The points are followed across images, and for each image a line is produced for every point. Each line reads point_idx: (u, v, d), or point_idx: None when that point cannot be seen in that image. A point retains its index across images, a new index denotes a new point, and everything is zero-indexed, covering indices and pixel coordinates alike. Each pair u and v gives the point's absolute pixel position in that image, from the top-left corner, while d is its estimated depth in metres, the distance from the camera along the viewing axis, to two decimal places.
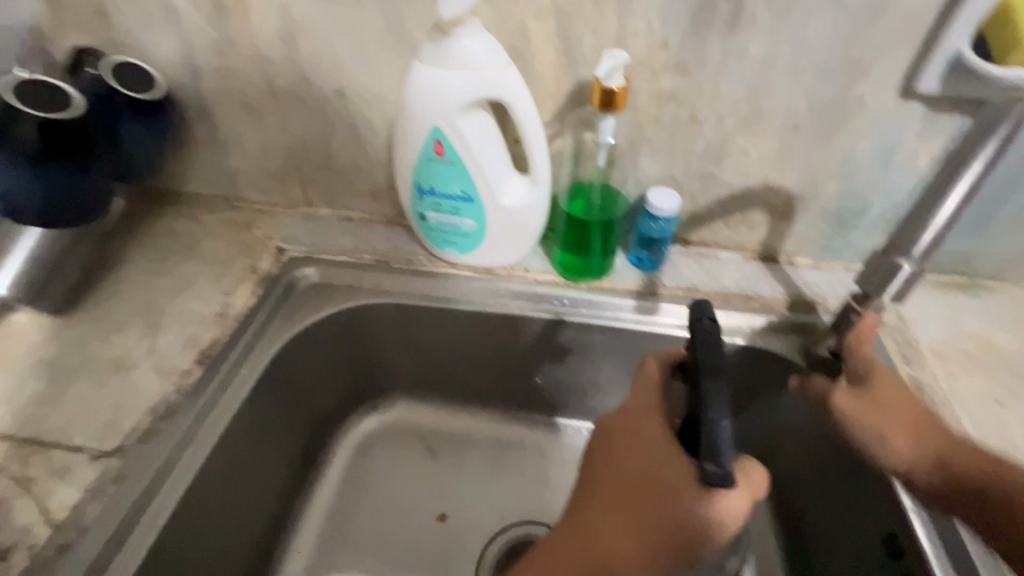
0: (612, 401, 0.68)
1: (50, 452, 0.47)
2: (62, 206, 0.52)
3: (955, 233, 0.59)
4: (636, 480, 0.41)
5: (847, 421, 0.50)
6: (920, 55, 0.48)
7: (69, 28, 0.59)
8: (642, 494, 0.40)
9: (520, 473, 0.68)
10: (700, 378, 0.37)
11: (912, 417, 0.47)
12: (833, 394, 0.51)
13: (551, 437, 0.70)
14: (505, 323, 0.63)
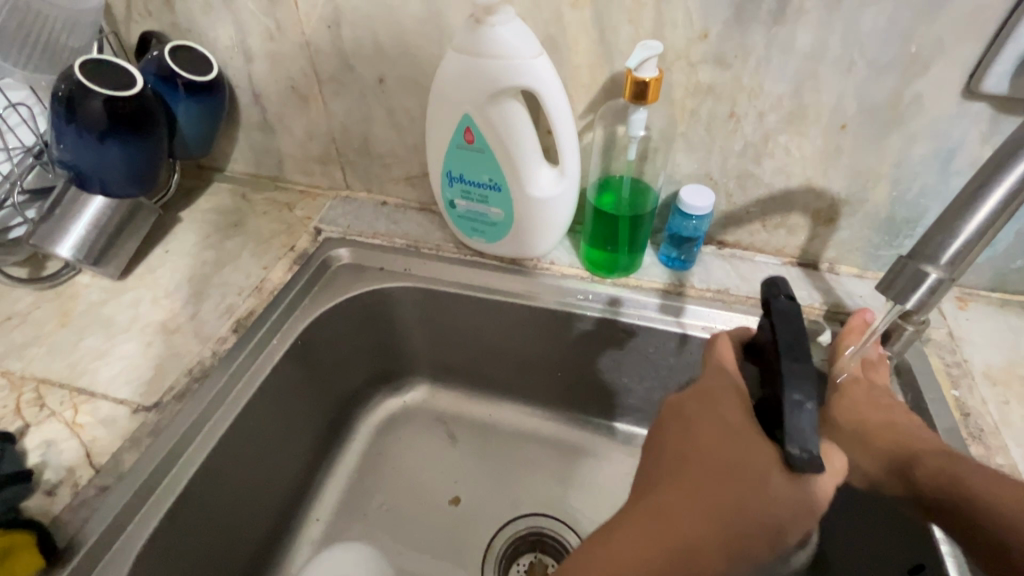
0: (633, 402, 0.66)
1: (98, 401, 0.51)
2: (123, 178, 0.57)
3: (1022, 248, 0.54)
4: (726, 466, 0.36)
5: None
6: (987, 51, 0.44)
7: (140, 14, 0.63)
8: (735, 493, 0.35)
9: (537, 466, 0.68)
10: (781, 360, 0.35)
11: (868, 430, 0.45)
12: None
13: (580, 435, 0.69)
14: (529, 314, 0.63)
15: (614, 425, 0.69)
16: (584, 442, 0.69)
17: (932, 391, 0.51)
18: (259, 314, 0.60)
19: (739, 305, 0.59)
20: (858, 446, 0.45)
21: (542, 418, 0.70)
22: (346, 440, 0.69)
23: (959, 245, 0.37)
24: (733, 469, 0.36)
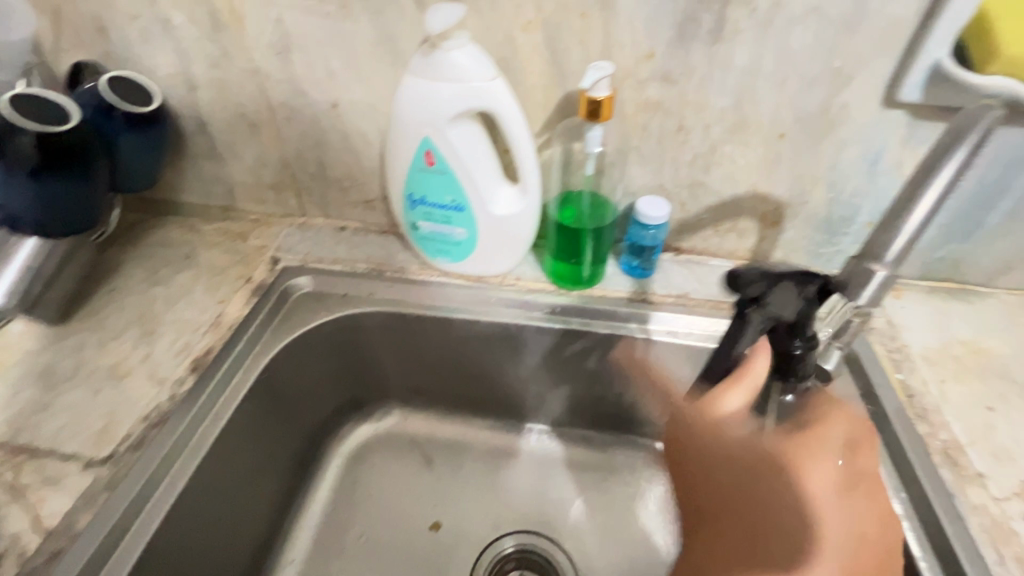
0: (608, 408, 0.67)
1: (43, 459, 0.47)
2: (59, 216, 0.53)
3: (944, 239, 0.60)
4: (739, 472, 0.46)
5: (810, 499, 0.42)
6: (901, 64, 0.49)
7: (69, 43, 0.60)
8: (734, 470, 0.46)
9: (517, 481, 0.68)
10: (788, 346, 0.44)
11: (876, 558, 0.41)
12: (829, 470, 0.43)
13: (587, 452, 0.69)
14: (502, 332, 0.63)
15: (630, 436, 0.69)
16: (568, 457, 0.69)
17: (879, 377, 0.54)
18: (219, 351, 0.57)
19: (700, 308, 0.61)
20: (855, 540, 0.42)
21: (523, 436, 0.70)
22: (317, 474, 0.66)
23: (901, 244, 0.39)
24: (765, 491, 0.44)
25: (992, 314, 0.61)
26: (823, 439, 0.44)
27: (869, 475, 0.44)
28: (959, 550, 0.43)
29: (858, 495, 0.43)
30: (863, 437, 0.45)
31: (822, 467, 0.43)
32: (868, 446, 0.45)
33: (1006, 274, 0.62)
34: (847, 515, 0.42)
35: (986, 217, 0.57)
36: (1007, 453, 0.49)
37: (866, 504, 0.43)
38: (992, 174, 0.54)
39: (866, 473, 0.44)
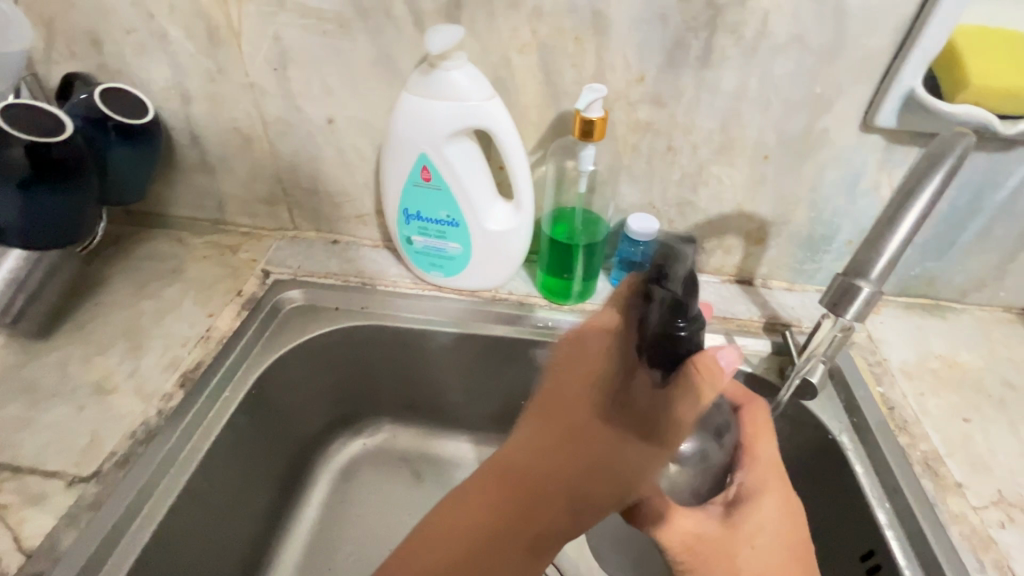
0: None
1: (24, 477, 0.46)
2: (47, 229, 0.52)
3: (919, 258, 0.62)
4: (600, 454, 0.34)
5: (746, 510, 0.40)
6: (877, 91, 0.51)
7: (62, 54, 0.60)
8: (549, 456, 0.34)
9: None
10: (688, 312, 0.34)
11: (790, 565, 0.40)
12: (754, 497, 0.41)
13: None
14: (495, 347, 0.63)
15: None
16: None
17: (862, 389, 0.56)
18: (208, 365, 0.56)
19: None
20: (773, 544, 0.40)
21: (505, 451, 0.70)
22: (305, 490, 0.65)
23: (886, 262, 0.42)
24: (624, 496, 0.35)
25: (965, 329, 0.64)
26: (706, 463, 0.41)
27: (772, 466, 0.43)
28: (943, 558, 0.44)
29: (767, 496, 0.41)
30: (749, 431, 0.44)
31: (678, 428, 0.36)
32: (766, 426, 0.45)
33: (977, 291, 0.65)
34: (767, 537, 0.40)
35: (958, 237, 0.60)
36: (982, 464, 0.51)
37: (784, 504, 0.41)
38: (962, 197, 0.57)
39: (768, 478, 0.42)
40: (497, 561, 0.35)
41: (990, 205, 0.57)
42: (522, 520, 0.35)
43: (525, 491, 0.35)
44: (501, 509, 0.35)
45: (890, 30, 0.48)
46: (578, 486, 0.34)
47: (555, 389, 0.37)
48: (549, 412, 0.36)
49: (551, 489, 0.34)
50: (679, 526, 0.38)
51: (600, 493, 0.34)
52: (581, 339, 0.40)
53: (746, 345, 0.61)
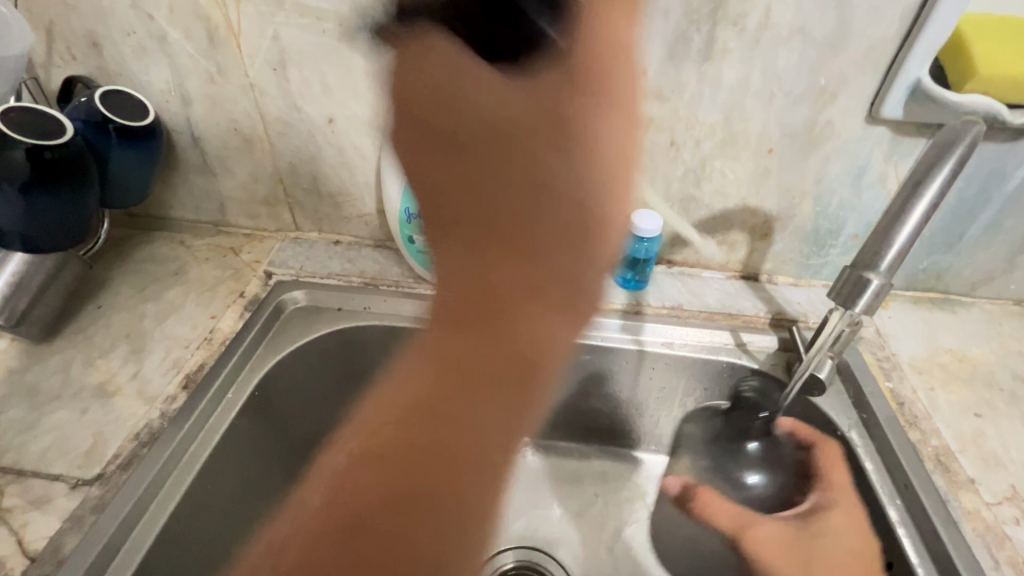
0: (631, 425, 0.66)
1: (28, 481, 0.46)
2: (48, 231, 0.52)
3: (927, 251, 0.62)
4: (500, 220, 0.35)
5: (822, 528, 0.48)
6: (882, 82, 0.51)
7: (62, 58, 0.60)
8: (495, 219, 0.35)
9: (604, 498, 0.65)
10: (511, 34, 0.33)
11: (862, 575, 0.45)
12: (827, 513, 0.49)
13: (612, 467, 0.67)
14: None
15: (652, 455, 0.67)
16: (601, 469, 0.67)
17: (870, 385, 0.55)
18: (211, 367, 0.56)
19: (693, 319, 0.62)
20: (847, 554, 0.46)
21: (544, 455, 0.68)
22: None
23: (894, 255, 0.41)
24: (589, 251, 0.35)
25: (975, 323, 0.63)
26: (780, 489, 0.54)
27: (842, 489, 0.50)
28: (956, 556, 0.43)
29: (836, 512, 0.49)
30: (822, 464, 0.52)
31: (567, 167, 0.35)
32: (838, 459, 0.52)
33: (986, 285, 0.64)
34: (837, 544, 0.47)
35: (966, 229, 0.59)
36: (994, 459, 0.50)
37: (860, 523, 0.48)
38: (970, 188, 0.56)
39: (841, 495, 0.50)
40: (453, 413, 0.34)
41: (999, 196, 0.57)
42: (502, 317, 0.34)
43: (493, 277, 0.35)
44: (478, 316, 0.35)
45: (895, 20, 0.48)
46: (539, 238, 0.35)
47: (455, 167, 0.37)
48: (455, 226, 0.37)
49: (515, 253, 0.34)
50: (726, 508, 0.53)
51: (572, 251, 0.35)
52: (429, 97, 0.37)
53: (753, 341, 0.60)
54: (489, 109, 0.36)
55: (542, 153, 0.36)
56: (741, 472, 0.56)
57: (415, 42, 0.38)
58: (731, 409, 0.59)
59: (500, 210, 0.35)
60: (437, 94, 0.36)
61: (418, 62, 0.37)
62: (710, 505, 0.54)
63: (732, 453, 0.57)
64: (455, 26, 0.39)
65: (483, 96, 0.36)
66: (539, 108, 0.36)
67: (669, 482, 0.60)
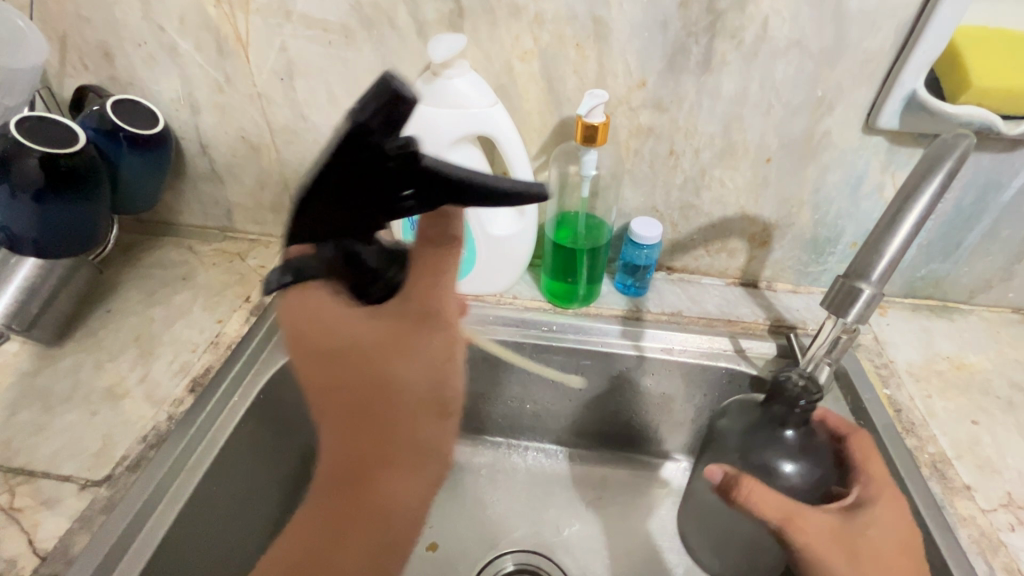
0: (639, 431, 0.67)
1: (39, 482, 0.47)
2: (58, 237, 0.53)
3: (925, 259, 0.62)
4: (375, 413, 0.42)
5: (867, 515, 0.41)
6: (879, 93, 0.51)
7: (74, 67, 0.61)
8: (365, 440, 0.42)
9: (623, 502, 0.65)
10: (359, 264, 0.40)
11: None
12: (871, 503, 0.42)
13: (621, 474, 0.68)
14: (516, 353, 0.62)
15: (658, 462, 0.68)
16: (603, 474, 0.68)
17: (868, 391, 0.56)
18: (217, 371, 0.57)
19: (692, 325, 0.63)
20: (893, 550, 0.40)
21: (545, 459, 0.69)
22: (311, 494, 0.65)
23: (888, 264, 0.42)
24: (444, 422, 0.43)
25: (973, 330, 0.64)
26: (815, 481, 0.46)
27: (887, 480, 0.44)
28: (951, 562, 0.44)
29: (882, 501, 0.42)
30: (860, 454, 0.46)
31: (421, 369, 0.41)
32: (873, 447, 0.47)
33: (985, 292, 0.65)
34: (884, 534, 0.40)
35: (963, 238, 0.60)
36: (990, 466, 0.51)
37: (903, 515, 0.42)
38: (967, 198, 0.57)
39: (885, 491, 0.43)
40: (339, 555, 0.39)
41: (995, 206, 0.57)
42: (367, 492, 0.41)
43: (360, 477, 0.41)
44: (339, 514, 0.41)
45: (890, 32, 0.48)
46: (403, 439, 0.42)
47: (332, 380, 0.42)
48: (339, 411, 0.42)
49: (382, 464, 0.41)
50: (782, 503, 0.40)
51: (423, 428, 0.42)
52: (325, 334, 0.42)
53: (752, 347, 0.61)
54: (348, 340, 0.41)
55: (403, 360, 0.41)
56: (775, 459, 0.48)
57: (302, 293, 0.42)
58: (769, 398, 0.49)
59: (374, 406, 0.42)
60: (311, 339, 0.42)
61: (305, 304, 0.42)
62: (759, 493, 0.40)
63: (770, 440, 0.49)
64: (332, 266, 0.40)
65: (353, 324, 0.41)
66: (404, 322, 0.41)
67: (707, 466, 0.43)
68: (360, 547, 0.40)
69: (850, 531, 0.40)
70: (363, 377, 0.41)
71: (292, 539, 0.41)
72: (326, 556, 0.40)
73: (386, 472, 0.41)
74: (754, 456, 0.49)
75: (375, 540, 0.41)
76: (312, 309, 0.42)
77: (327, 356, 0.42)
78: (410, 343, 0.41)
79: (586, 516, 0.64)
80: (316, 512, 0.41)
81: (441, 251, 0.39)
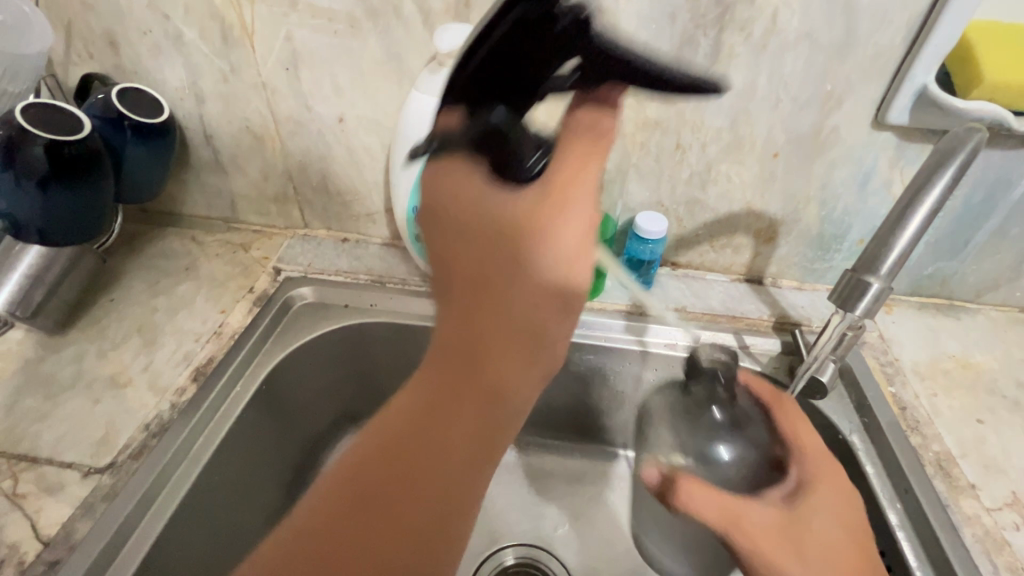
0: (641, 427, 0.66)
1: (42, 468, 0.47)
2: (63, 225, 0.53)
3: (933, 257, 0.62)
4: (487, 306, 0.32)
5: (805, 500, 0.41)
6: (889, 88, 0.51)
7: (80, 56, 0.61)
8: (476, 340, 0.32)
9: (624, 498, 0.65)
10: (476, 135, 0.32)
11: (854, 560, 0.39)
12: (807, 486, 0.42)
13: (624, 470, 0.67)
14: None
15: None
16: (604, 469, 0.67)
17: (873, 389, 0.55)
18: (220, 360, 0.57)
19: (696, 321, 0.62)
20: (835, 535, 0.39)
21: (546, 454, 0.69)
22: None
23: (897, 258, 0.41)
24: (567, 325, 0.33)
25: (980, 329, 0.63)
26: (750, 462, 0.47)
27: (823, 456, 0.44)
28: (955, 561, 0.43)
29: (821, 484, 0.42)
30: (791, 431, 0.46)
31: (563, 256, 0.31)
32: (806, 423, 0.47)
33: (993, 291, 0.64)
34: (826, 520, 0.40)
35: (971, 236, 0.59)
36: (996, 465, 0.50)
37: (841, 493, 0.42)
38: (976, 195, 0.56)
39: (822, 469, 0.43)
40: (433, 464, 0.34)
41: (1004, 204, 0.57)
42: (469, 403, 0.33)
43: (465, 380, 0.33)
44: (440, 418, 0.34)
45: (901, 26, 0.48)
46: (515, 349, 0.32)
47: (460, 252, 0.32)
48: (457, 296, 0.33)
49: (486, 369, 0.32)
50: (719, 501, 0.40)
51: (549, 326, 0.32)
52: (454, 193, 0.32)
53: (756, 344, 0.61)
54: (490, 210, 0.31)
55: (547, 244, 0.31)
56: (709, 446, 0.48)
57: (444, 164, 0.32)
58: (688, 379, 0.49)
59: (500, 297, 0.32)
60: (441, 198, 0.32)
61: (443, 179, 0.32)
62: (696, 495, 0.40)
63: (699, 429, 0.49)
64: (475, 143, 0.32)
65: (487, 194, 0.31)
66: (550, 199, 0.31)
67: (647, 473, 0.44)
68: (450, 459, 0.34)
69: (793, 521, 0.40)
70: (492, 258, 0.31)
71: (378, 430, 0.35)
72: (419, 462, 0.34)
73: (492, 385, 0.33)
74: (688, 449, 0.49)
75: (467, 453, 0.34)
76: (446, 176, 0.32)
77: (453, 222, 0.32)
78: (551, 221, 0.31)
79: (587, 512, 0.64)
80: (408, 411, 0.34)
81: (596, 140, 0.31)
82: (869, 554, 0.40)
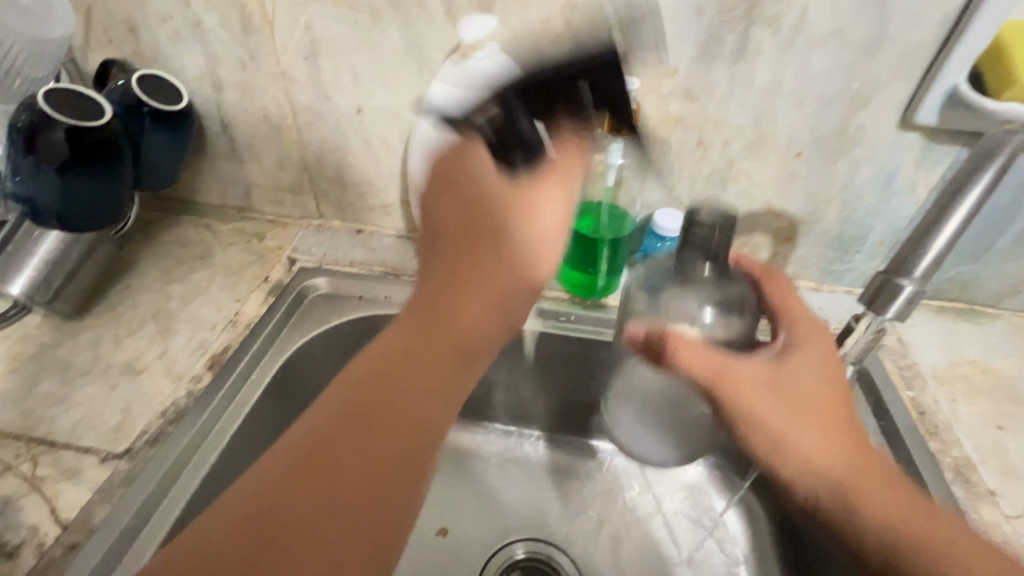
0: None
1: (60, 452, 0.47)
2: (82, 212, 0.53)
3: (955, 261, 0.61)
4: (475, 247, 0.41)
5: (793, 360, 0.41)
6: (919, 87, 0.50)
7: (99, 41, 0.61)
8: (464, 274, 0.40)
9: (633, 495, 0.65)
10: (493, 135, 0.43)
11: (838, 419, 0.39)
12: (794, 346, 0.42)
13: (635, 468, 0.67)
14: (531, 341, 0.62)
15: None
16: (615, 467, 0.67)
17: (891, 392, 0.55)
18: (236, 348, 0.57)
19: None
20: (822, 393, 0.40)
21: (557, 450, 0.69)
22: None
23: (929, 261, 0.40)
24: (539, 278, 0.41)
25: (1000, 335, 0.62)
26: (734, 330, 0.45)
27: (813, 324, 0.43)
28: None
29: (808, 344, 0.42)
30: (780, 300, 0.45)
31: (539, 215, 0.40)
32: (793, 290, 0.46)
33: (1015, 297, 0.63)
34: (811, 376, 0.40)
35: (995, 240, 0.58)
36: (1016, 472, 0.50)
37: (829, 357, 0.41)
38: (1003, 198, 0.55)
39: (811, 331, 0.42)
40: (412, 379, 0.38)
41: None
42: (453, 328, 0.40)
43: (453, 300, 0.40)
44: (428, 341, 0.40)
45: (934, 24, 0.47)
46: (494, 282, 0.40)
47: (454, 205, 0.42)
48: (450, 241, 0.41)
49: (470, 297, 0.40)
50: (705, 353, 0.40)
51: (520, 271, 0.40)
52: (456, 165, 0.42)
53: None
54: (480, 177, 0.41)
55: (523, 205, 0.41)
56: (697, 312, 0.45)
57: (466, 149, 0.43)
58: (680, 247, 0.44)
59: (485, 240, 0.40)
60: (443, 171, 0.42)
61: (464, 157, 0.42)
62: (682, 349, 0.40)
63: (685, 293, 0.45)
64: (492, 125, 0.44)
65: (483, 164, 0.42)
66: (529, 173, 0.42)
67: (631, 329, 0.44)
68: (433, 377, 0.39)
69: (781, 375, 0.40)
70: (481, 210, 0.41)
71: (370, 357, 0.39)
72: (404, 382, 0.38)
73: (474, 307, 0.40)
74: (675, 304, 0.46)
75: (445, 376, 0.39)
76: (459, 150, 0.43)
77: (451, 186, 0.42)
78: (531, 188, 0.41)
79: (597, 509, 0.64)
80: (399, 338, 0.40)
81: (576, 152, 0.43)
82: (852, 407, 0.40)
